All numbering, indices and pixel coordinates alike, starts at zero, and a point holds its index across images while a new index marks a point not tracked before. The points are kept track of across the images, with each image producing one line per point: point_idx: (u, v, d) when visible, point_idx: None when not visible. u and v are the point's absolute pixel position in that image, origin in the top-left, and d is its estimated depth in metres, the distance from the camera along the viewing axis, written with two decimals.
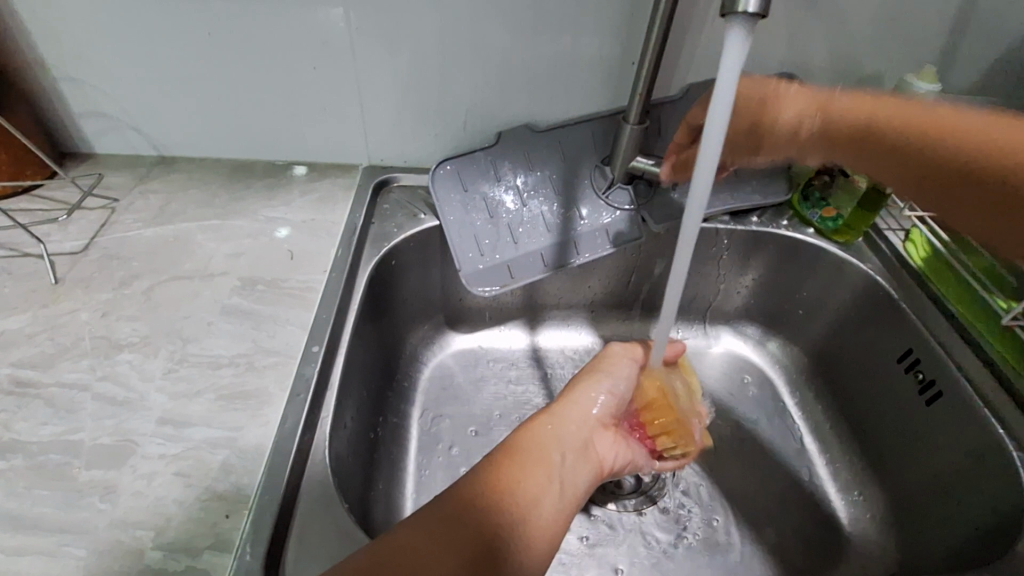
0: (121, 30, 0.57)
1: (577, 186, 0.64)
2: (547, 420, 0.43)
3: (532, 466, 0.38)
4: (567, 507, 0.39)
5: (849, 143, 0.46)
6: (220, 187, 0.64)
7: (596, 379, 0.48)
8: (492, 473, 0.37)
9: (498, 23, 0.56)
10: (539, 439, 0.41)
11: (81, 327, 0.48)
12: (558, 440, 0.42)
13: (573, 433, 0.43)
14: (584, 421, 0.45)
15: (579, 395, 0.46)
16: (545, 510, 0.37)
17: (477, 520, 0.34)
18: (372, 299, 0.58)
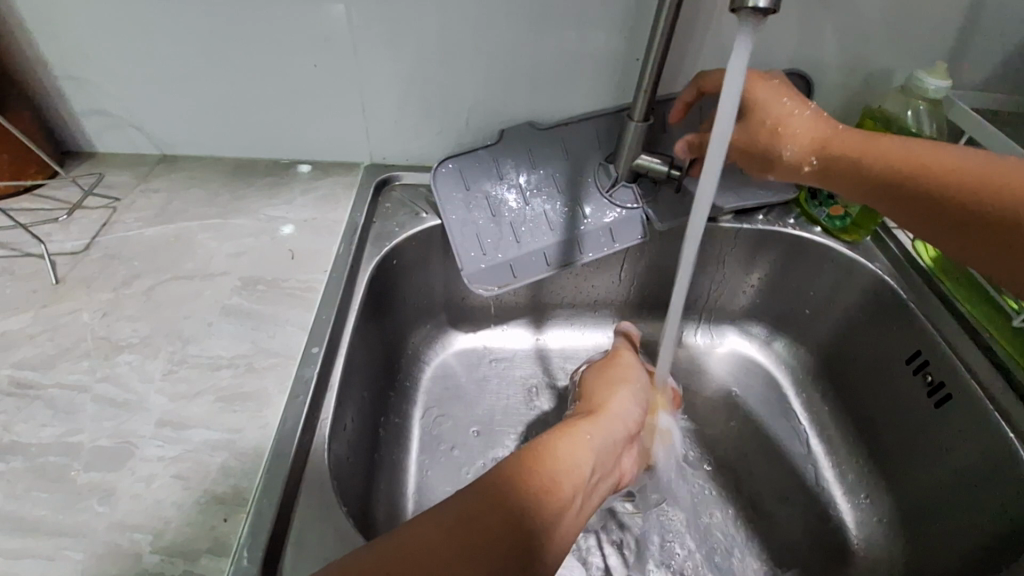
0: (120, 28, 0.56)
1: (581, 183, 0.63)
2: (584, 424, 0.42)
3: (568, 479, 0.36)
4: (581, 523, 0.36)
5: (859, 170, 0.44)
6: (221, 186, 0.64)
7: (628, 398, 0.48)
8: (522, 477, 0.34)
9: (501, 19, 0.55)
10: (574, 445, 0.39)
11: (81, 328, 0.48)
12: (597, 446, 0.40)
13: (606, 443, 0.41)
14: (615, 434, 0.43)
15: (615, 409, 0.46)
16: (568, 526, 0.35)
17: (495, 526, 0.32)
18: (374, 299, 0.57)
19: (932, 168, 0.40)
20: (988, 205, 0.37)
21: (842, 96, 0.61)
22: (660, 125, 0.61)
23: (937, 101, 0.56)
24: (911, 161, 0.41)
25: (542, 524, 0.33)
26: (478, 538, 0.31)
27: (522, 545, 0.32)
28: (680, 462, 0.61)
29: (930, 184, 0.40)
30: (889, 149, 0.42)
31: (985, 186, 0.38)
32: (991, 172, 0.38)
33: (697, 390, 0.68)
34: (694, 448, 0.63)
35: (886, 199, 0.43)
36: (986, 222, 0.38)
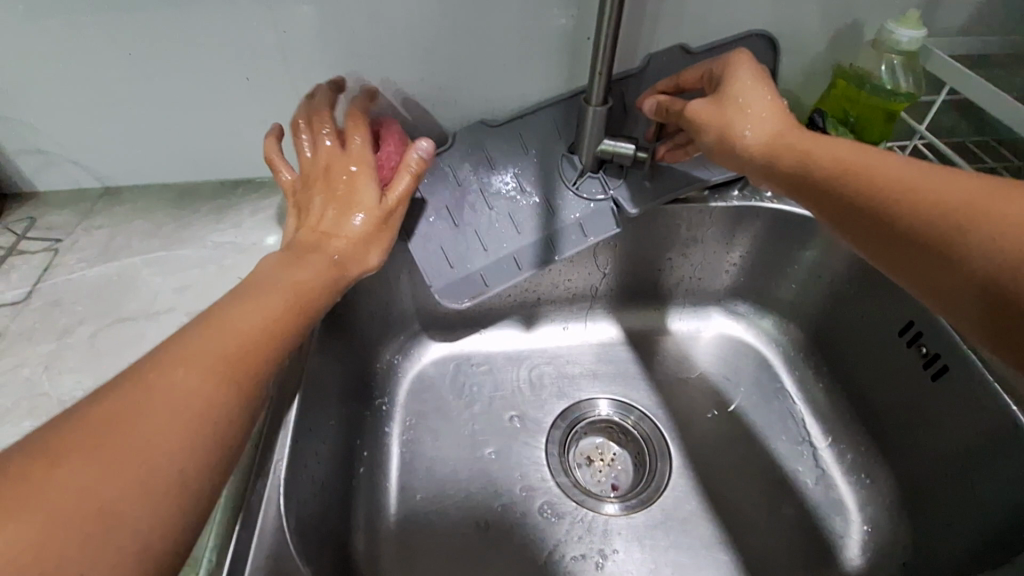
0: (31, 61, 0.52)
1: (548, 176, 0.60)
2: (285, 271, 0.43)
3: (277, 283, 0.42)
4: (263, 318, 0.38)
5: (809, 163, 0.41)
6: (166, 215, 0.61)
7: (288, 271, 0.43)
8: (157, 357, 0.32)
9: (434, 12, 0.51)
10: (257, 289, 0.41)
11: (22, 384, 0.46)
12: (282, 276, 0.43)
13: (286, 289, 0.41)
14: (293, 290, 0.42)
15: (285, 273, 0.43)
16: (251, 312, 0.38)
17: (174, 378, 0.32)
18: (333, 323, 0.55)
19: (887, 173, 0.36)
20: (925, 219, 0.34)
21: (815, 56, 0.57)
22: (621, 107, 0.58)
23: (910, 53, 0.53)
24: (864, 161, 0.38)
25: (235, 313, 0.37)
26: (178, 424, 0.30)
27: (224, 357, 0.34)
28: (671, 455, 0.59)
29: (875, 185, 0.37)
30: (841, 149, 0.40)
31: (930, 194, 0.34)
32: (946, 186, 0.34)
33: (686, 379, 0.65)
34: (685, 437, 0.60)
35: (826, 203, 0.40)
36: (922, 237, 0.34)
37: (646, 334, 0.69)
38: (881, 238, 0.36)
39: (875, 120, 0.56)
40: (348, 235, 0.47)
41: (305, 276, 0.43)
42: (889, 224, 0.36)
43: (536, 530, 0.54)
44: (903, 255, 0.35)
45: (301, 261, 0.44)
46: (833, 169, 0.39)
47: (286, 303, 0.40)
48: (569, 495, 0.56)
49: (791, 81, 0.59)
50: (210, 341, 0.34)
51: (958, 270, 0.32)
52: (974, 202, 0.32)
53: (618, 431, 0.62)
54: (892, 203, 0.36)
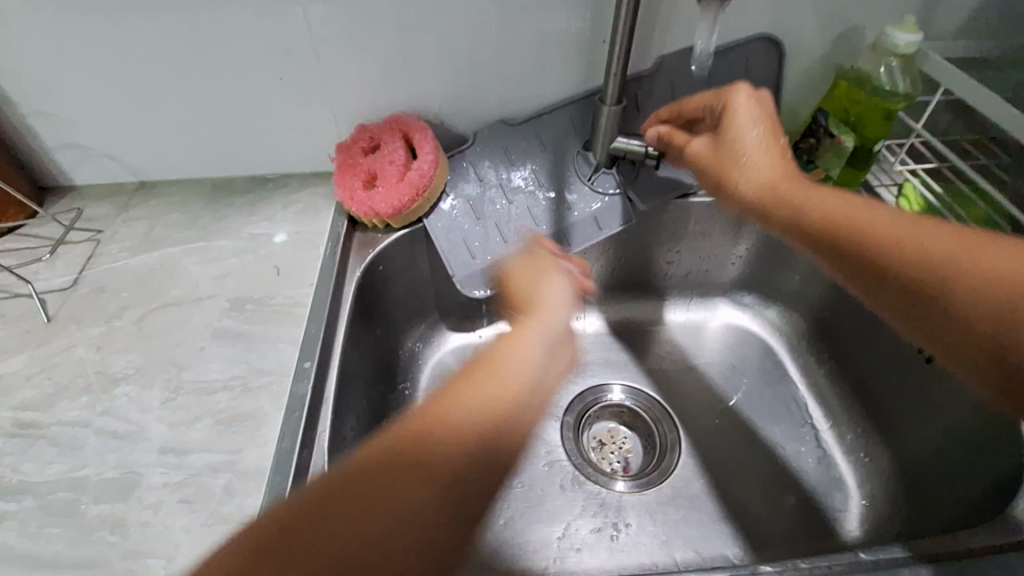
0: (79, 61, 0.56)
1: (564, 173, 0.63)
2: (508, 356, 0.38)
3: (498, 372, 0.36)
4: (477, 429, 0.32)
5: (804, 212, 0.45)
6: (201, 208, 0.64)
7: (509, 361, 0.37)
8: (387, 449, 0.31)
9: (459, 15, 0.55)
10: (489, 375, 0.36)
11: (77, 364, 0.49)
12: (505, 372, 0.36)
13: (512, 394, 0.35)
14: (514, 399, 0.35)
15: (507, 359, 0.38)
16: (469, 409, 0.33)
17: (378, 486, 0.29)
18: (363, 310, 0.58)
19: (870, 222, 0.43)
20: (912, 266, 0.40)
21: (817, 58, 0.60)
22: (633, 107, 0.61)
23: (908, 56, 0.55)
24: (855, 214, 0.43)
25: (458, 410, 0.33)
26: (390, 540, 0.28)
27: (422, 476, 0.30)
28: (682, 438, 0.62)
29: (875, 241, 0.42)
30: (831, 200, 0.45)
31: (922, 252, 0.40)
32: (926, 236, 0.40)
33: (695, 367, 0.68)
34: (694, 421, 0.64)
35: (822, 249, 0.44)
36: (917, 290, 0.39)
37: (655, 324, 0.72)
38: (885, 290, 0.41)
39: (874, 120, 0.59)
40: (552, 321, 0.43)
41: (519, 376, 0.36)
42: (878, 269, 0.41)
43: (554, 507, 0.57)
44: (904, 307, 0.40)
45: (517, 340, 0.40)
46: (833, 221, 0.44)
47: (507, 393, 0.35)
48: (586, 473, 0.60)
49: (796, 82, 0.62)
50: (427, 455, 0.30)
51: (958, 325, 0.38)
52: (953, 251, 0.39)
53: (629, 416, 0.65)
54: (894, 260, 0.41)
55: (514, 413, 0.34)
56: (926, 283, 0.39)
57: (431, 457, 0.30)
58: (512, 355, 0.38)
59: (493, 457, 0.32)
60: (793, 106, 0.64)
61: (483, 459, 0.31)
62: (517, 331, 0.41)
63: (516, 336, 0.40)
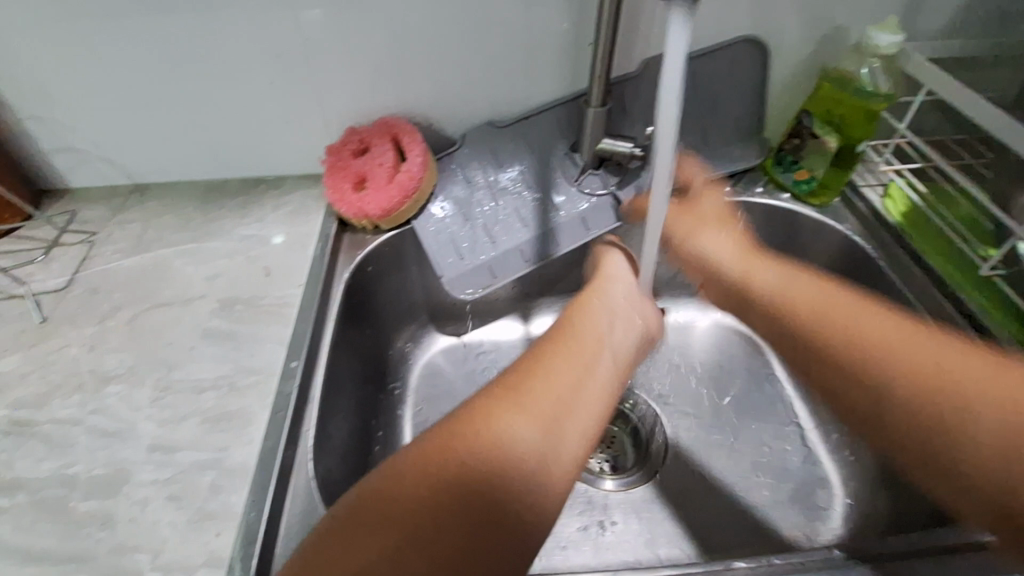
0: (73, 66, 0.57)
1: (551, 174, 0.63)
2: (583, 354, 0.40)
3: (574, 360, 0.39)
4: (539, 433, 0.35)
5: (779, 305, 0.47)
6: (193, 211, 0.65)
7: (583, 366, 0.39)
8: (456, 435, 0.34)
9: (445, 19, 0.55)
10: (560, 373, 0.38)
11: (69, 364, 0.50)
12: (576, 380, 0.38)
13: (578, 404, 0.37)
14: (574, 412, 0.37)
15: (582, 357, 0.40)
16: (517, 434, 0.34)
17: (430, 478, 0.33)
18: (352, 311, 0.59)
19: (850, 321, 0.42)
20: (882, 376, 0.39)
21: (801, 59, 0.61)
22: (620, 109, 0.62)
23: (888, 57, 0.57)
24: (835, 311, 0.43)
25: (529, 400, 0.36)
26: (441, 535, 0.31)
27: (466, 480, 0.32)
28: (670, 436, 0.63)
29: (856, 341, 0.41)
30: (809, 294, 0.46)
31: (903, 359, 0.38)
32: (902, 342, 0.39)
33: (683, 366, 0.69)
34: (681, 419, 0.64)
35: (794, 344, 0.45)
36: (897, 398, 0.38)
37: None
38: (864, 396, 0.40)
39: (857, 120, 0.59)
40: (619, 321, 0.45)
41: (578, 381, 0.38)
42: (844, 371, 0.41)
43: None
44: (881, 412, 0.39)
45: (582, 348, 0.41)
46: (808, 317, 0.44)
47: (543, 414, 0.35)
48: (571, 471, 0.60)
49: (781, 83, 0.63)
50: (481, 461, 0.33)
51: (942, 442, 0.36)
52: (933, 362, 0.37)
53: (616, 416, 0.65)
54: (873, 363, 0.39)
55: (548, 444, 0.34)
56: (893, 394, 0.38)
57: (465, 473, 0.33)
58: (581, 358, 0.40)
59: (520, 487, 0.33)
60: (779, 107, 0.65)
61: (529, 471, 0.33)
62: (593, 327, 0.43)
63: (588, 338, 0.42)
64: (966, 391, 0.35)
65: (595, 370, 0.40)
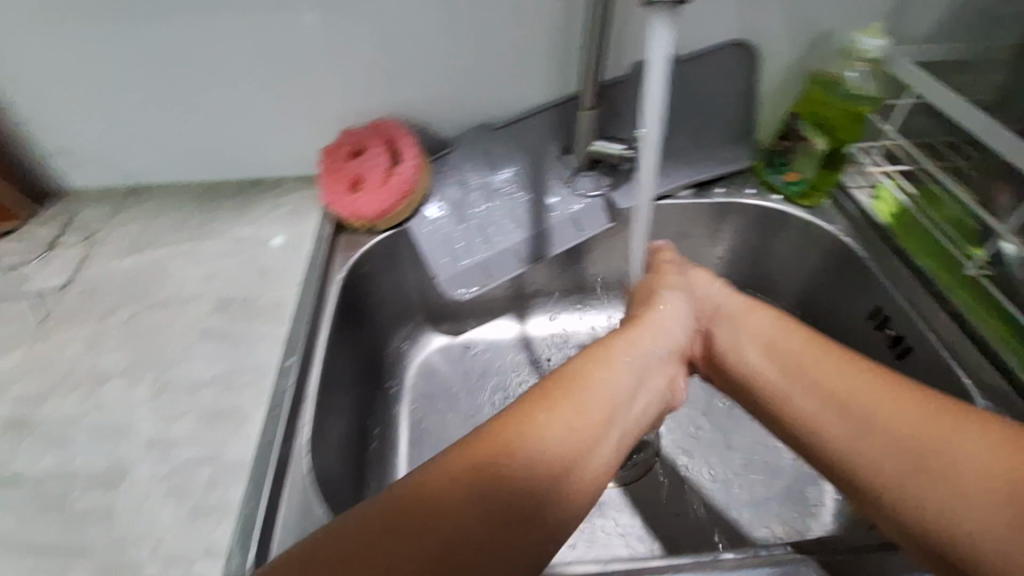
0: (73, 69, 0.57)
1: (544, 175, 0.64)
2: (611, 380, 0.40)
3: (590, 393, 0.39)
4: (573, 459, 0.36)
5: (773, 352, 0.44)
6: (191, 211, 0.66)
7: (617, 386, 0.40)
8: (488, 457, 0.34)
9: (439, 22, 0.56)
10: (595, 395, 0.39)
11: (68, 362, 0.51)
12: (610, 404, 0.39)
13: (610, 428, 0.38)
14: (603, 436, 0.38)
15: (615, 378, 0.41)
16: (555, 436, 0.36)
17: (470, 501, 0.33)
18: (347, 310, 0.59)
19: (834, 390, 0.39)
20: (881, 450, 0.36)
21: (790, 62, 0.61)
22: (611, 110, 0.62)
23: (875, 61, 0.58)
24: (826, 367, 0.41)
25: (559, 431, 0.36)
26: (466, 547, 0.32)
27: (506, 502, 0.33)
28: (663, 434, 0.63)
29: (849, 397, 0.39)
30: (798, 347, 0.43)
31: (896, 417, 0.37)
32: (893, 417, 0.37)
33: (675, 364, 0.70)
34: (674, 416, 0.65)
35: (782, 394, 0.42)
36: (900, 458, 0.35)
37: None
38: (865, 451, 0.37)
39: (844, 123, 0.60)
40: (647, 344, 0.45)
41: (607, 407, 0.39)
42: (839, 445, 0.38)
43: None
44: (884, 474, 0.35)
45: (611, 364, 0.41)
46: (796, 367, 0.42)
47: (593, 418, 0.38)
48: None
49: (770, 85, 0.64)
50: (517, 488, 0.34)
51: (941, 511, 0.33)
52: (926, 426, 0.36)
53: None
54: (870, 419, 0.37)
55: (596, 442, 0.37)
56: (895, 471, 0.35)
57: (519, 484, 0.34)
58: (610, 384, 0.40)
59: (572, 484, 0.35)
60: (769, 109, 0.66)
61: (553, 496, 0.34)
62: (622, 346, 0.43)
63: (620, 347, 0.43)
64: (967, 462, 0.34)
65: (620, 397, 0.40)
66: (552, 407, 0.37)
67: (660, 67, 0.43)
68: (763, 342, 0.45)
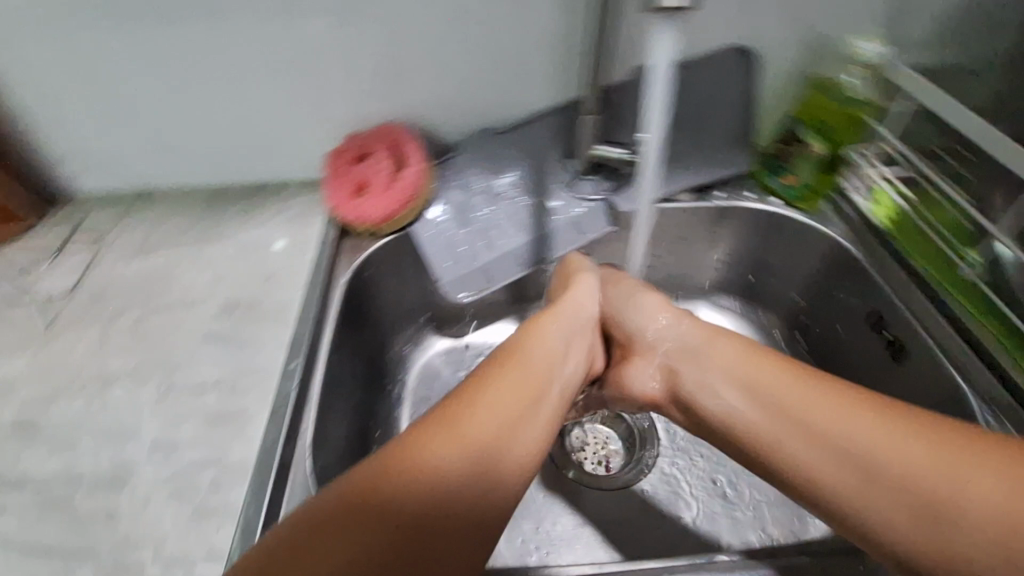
0: (82, 76, 0.59)
1: (546, 180, 0.65)
2: (541, 353, 0.45)
3: (525, 367, 0.43)
4: (516, 431, 0.40)
5: (741, 372, 0.44)
6: (196, 216, 0.66)
7: (554, 363, 0.45)
8: (433, 437, 0.38)
9: (442, 31, 0.57)
10: (519, 373, 0.43)
11: (75, 365, 0.52)
12: (546, 375, 0.44)
13: (541, 398, 0.43)
14: (534, 415, 0.41)
15: (545, 351, 0.45)
16: (488, 417, 0.39)
17: (429, 483, 0.35)
18: (350, 315, 0.60)
19: (803, 401, 0.40)
20: (895, 509, 0.35)
21: (788, 68, 0.62)
22: (612, 115, 0.63)
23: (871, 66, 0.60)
24: (789, 380, 0.42)
25: (494, 404, 0.40)
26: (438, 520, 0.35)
27: (460, 472, 0.37)
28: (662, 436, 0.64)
29: (821, 416, 0.39)
30: (741, 350, 0.45)
31: (869, 434, 0.37)
32: (859, 430, 0.38)
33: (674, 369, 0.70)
34: (673, 417, 0.65)
35: (768, 415, 0.41)
36: (887, 478, 0.36)
37: None
38: (839, 460, 0.38)
39: (841, 126, 0.63)
40: (570, 321, 0.49)
41: (530, 380, 0.43)
42: (863, 513, 0.37)
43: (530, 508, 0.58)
44: (863, 484, 0.37)
45: (543, 341, 0.46)
46: (774, 388, 0.42)
47: (526, 389, 0.42)
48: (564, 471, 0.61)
49: (769, 90, 0.64)
50: (469, 461, 0.37)
51: (945, 525, 0.34)
52: (894, 444, 0.37)
53: (608, 416, 0.66)
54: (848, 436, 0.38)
55: (532, 417, 0.41)
56: (849, 481, 0.37)
57: (469, 449, 0.37)
58: (540, 349, 0.45)
59: (511, 455, 0.39)
60: (767, 114, 0.66)
61: (499, 459, 0.38)
62: (542, 317, 0.49)
63: (547, 315, 0.49)
64: (966, 493, 0.34)
65: (548, 371, 0.45)
66: (496, 373, 0.43)
67: (664, 69, 0.44)
68: (738, 380, 0.44)
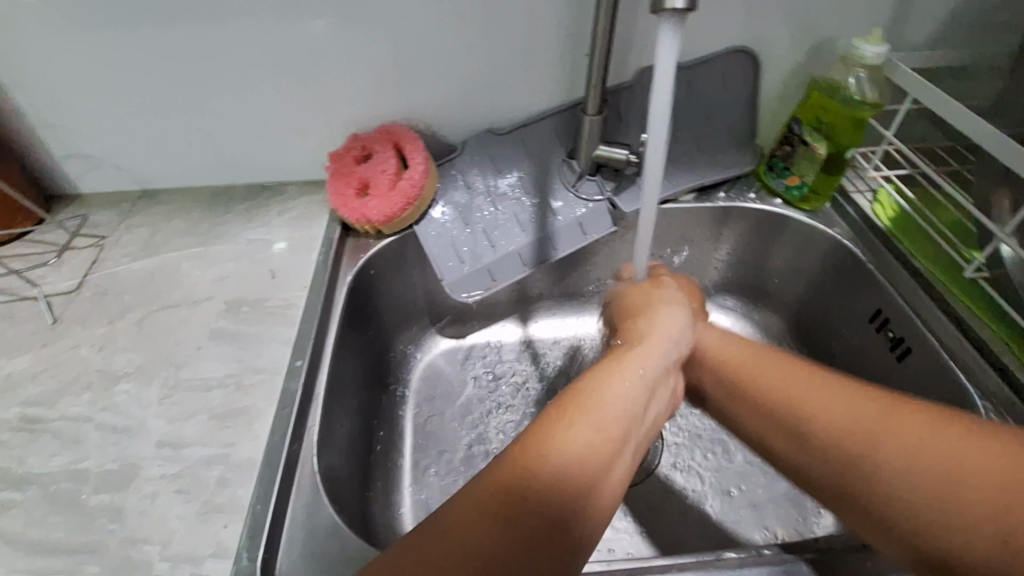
0: (87, 76, 0.59)
1: (549, 180, 0.65)
2: (614, 383, 0.38)
3: (604, 400, 0.36)
4: (600, 479, 0.33)
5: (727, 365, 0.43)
6: (200, 215, 0.67)
7: (635, 393, 0.38)
8: (495, 483, 0.32)
9: (447, 32, 0.58)
10: (598, 405, 0.36)
11: (80, 363, 0.52)
12: (628, 410, 0.37)
13: (624, 438, 0.35)
14: (615, 456, 0.34)
15: (624, 382, 0.38)
16: (581, 450, 0.33)
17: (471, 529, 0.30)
18: (354, 314, 0.60)
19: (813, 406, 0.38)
20: (827, 435, 0.36)
21: (791, 70, 0.63)
22: (615, 116, 0.63)
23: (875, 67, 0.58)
24: (797, 385, 0.39)
25: (571, 445, 0.33)
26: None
27: (517, 518, 0.30)
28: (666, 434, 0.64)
29: (802, 406, 0.38)
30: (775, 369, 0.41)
31: (844, 414, 0.36)
32: (842, 415, 0.36)
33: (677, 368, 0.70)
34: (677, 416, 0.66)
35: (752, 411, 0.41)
36: (852, 455, 0.35)
37: None
38: (822, 452, 0.36)
39: (845, 128, 0.61)
40: (650, 349, 0.42)
41: (613, 415, 0.36)
42: (796, 433, 0.38)
43: None
44: (846, 473, 0.35)
45: (616, 370, 0.39)
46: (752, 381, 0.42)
47: (609, 430, 0.35)
48: None
49: (773, 92, 0.65)
50: (530, 509, 0.31)
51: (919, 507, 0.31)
52: (873, 423, 0.35)
53: None
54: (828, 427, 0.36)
55: (614, 460, 0.34)
56: (836, 471, 0.35)
57: (547, 497, 0.31)
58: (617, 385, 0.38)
59: (592, 518, 0.32)
60: (769, 116, 0.67)
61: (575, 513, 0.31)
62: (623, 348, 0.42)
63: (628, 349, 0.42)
64: (939, 464, 0.31)
65: (632, 405, 0.37)
66: (568, 418, 0.35)
67: (667, 68, 0.44)
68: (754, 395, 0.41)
